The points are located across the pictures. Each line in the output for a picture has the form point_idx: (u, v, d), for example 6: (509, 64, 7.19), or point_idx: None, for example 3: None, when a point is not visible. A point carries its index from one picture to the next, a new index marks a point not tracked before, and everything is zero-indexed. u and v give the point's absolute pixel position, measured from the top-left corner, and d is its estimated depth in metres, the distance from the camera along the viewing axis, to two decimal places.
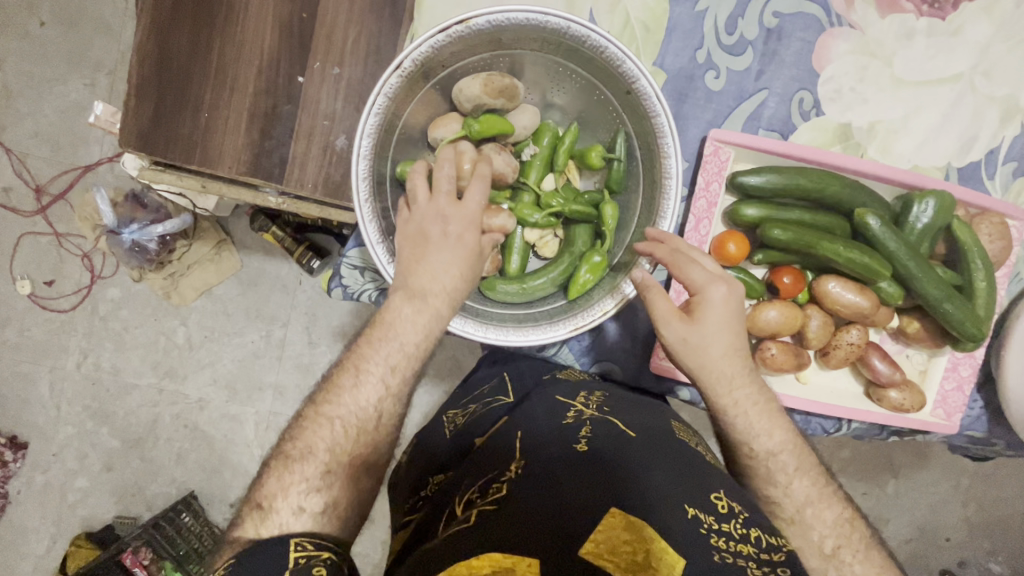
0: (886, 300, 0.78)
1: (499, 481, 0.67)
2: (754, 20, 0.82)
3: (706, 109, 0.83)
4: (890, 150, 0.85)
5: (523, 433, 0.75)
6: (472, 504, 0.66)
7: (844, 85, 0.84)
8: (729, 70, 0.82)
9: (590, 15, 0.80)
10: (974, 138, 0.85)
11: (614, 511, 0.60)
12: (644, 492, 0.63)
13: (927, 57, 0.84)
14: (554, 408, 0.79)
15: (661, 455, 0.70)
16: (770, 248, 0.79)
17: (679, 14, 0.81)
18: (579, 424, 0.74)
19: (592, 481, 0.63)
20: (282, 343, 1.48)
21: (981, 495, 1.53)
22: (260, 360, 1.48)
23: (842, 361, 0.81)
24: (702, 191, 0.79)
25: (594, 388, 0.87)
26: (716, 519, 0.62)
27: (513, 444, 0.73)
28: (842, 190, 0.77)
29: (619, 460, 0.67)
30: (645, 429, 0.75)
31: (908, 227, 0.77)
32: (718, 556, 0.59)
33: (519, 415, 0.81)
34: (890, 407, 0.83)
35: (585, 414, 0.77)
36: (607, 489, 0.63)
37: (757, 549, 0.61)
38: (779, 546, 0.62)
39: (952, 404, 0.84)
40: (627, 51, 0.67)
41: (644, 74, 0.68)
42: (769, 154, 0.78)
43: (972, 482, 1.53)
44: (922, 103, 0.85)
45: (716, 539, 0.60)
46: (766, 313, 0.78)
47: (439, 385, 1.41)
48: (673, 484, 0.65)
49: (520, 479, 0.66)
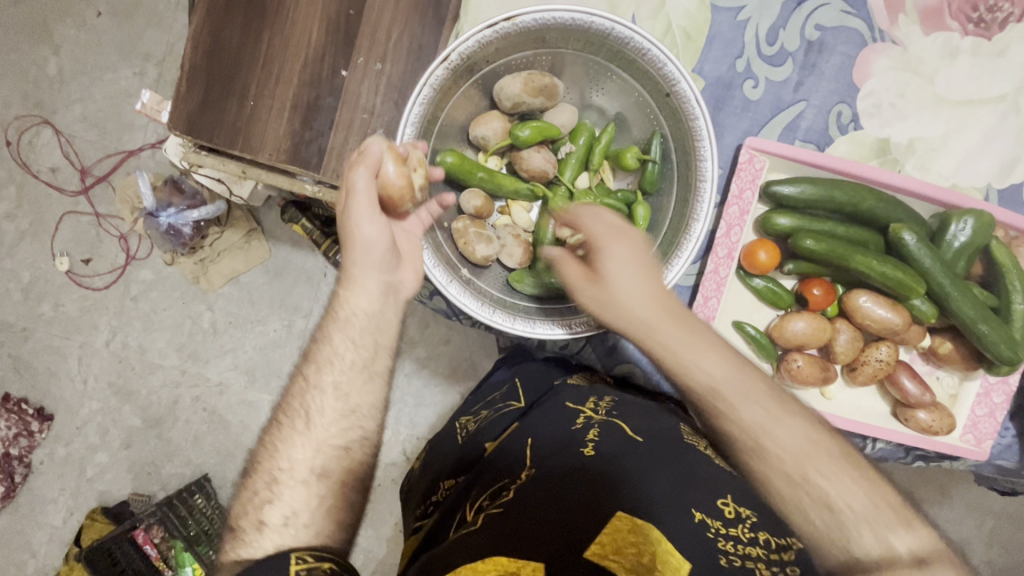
0: (919, 318, 0.78)
1: (509, 488, 0.72)
2: (796, 32, 0.82)
3: (742, 118, 0.83)
4: (928, 168, 0.84)
5: (533, 439, 0.79)
6: (484, 507, 0.70)
7: (884, 99, 0.83)
8: (767, 80, 0.83)
9: (632, 20, 0.81)
10: (1018, 160, 0.84)
11: (620, 514, 0.62)
12: (652, 490, 0.65)
13: (970, 77, 0.83)
14: (563, 414, 0.82)
15: (671, 455, 0.71)
16: (800, 260, 0.79)
17: (721, 22, 0.81)
18: (587, 428, 0.77)
19: (600, 482, 0.67)
20: (302, 333, 1.51)
21: (1006, 538, 1.48)
22: (280, 349, 1.51)
23: (870, 379, 0.81)
24: (735, 198, 0.79)
25: (607, 390, 0.87)
26: (724, 523, 0.62)
27: (523, 450, 0.78)
28: (877, 205, 0.77)
29: (626, 462, 0.69)
30: (653, 431, 0.76)
31: (944, 245, 0.77)
32: (725, 559, 0.58)
33: (530, 421, 0.84)
34: (918, 428, 0.82)
35: (594, 418, 0.79)
36: (614, 491, 0.65)
37: (765, 552, 0.59)
38: (789, 546, 0.59)
39: (981, 430, 0.83)
40: (669, 54, 0.69)
41: (684, 78, 0.69)
42: (806, 165, 0.78)
43: (998, 524, 1.48)
44: (966, 121, 0.84)
45: (725, 541, 0.60)
46: (795, 326, 0.78)
47: (454, 385, 1.42)
48: (681, 484, 0.66)
49: (528, 484, 0.70)
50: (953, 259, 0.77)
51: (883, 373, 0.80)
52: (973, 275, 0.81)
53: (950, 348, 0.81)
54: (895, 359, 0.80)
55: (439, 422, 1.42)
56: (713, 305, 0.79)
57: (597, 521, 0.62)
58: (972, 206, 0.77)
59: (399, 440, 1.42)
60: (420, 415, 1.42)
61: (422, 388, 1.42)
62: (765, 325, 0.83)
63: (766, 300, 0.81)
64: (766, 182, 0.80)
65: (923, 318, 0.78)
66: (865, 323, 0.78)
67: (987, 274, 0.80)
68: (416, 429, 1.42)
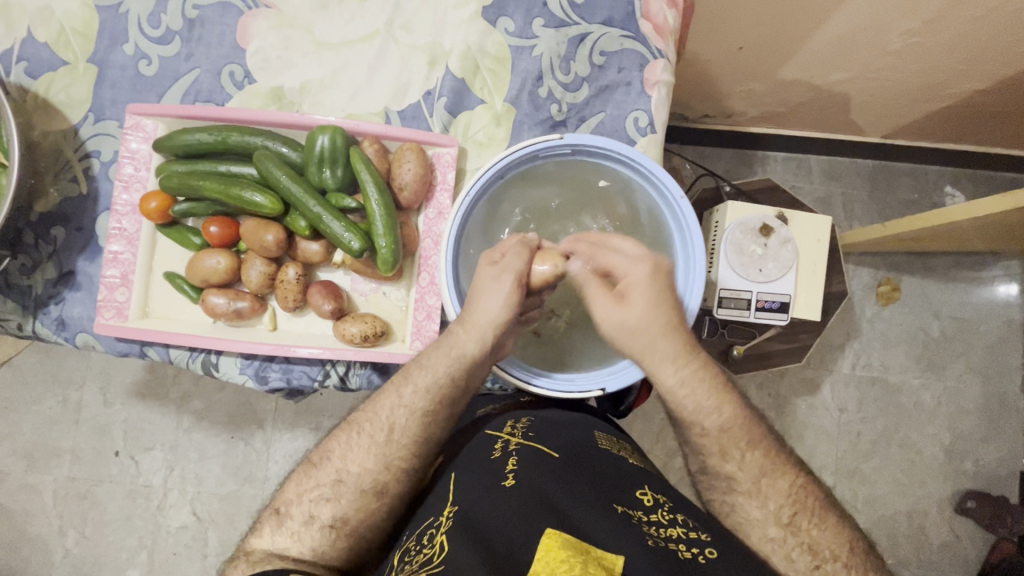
0: (296, 232, 0.64)
1: (433, 525, 0.52)
2: (176, 12, 0.69)
3: (133, 97, 0.69)
4: (328, 112, 0.70)
5: (457, 472, 0.57)
6: (406, 559, 0.50)
7: (272, 50, 0.69)
8: (155, 47, 0.69)
9: (27, 33, 0.69)
10: (412, 78, 0.70)
11: (551, 532, 0.46)
12: (577, 508, 0.49)
13: (344, 19, 0.69)
14: (476, 441, 0.61)
15: (605, 468, 0.55)
16: (196, 196, 0.65)
17: (104, 13, 0.69)
18: (504, 457, 0.56)
19: (524, 515, 0.48)
20: (29, 456, 1.15)
21: (851, 494, 1.24)
22: (4, 483, 1.14)
23: (287, 304, 0.65)
24: (127, 156, 0.67)
25: (523, 409, 0.66)
26: (644, 514, 0.50)
27: (445, 487, 0.56)
28: (243, 136, 0.65)
29: (555, 487, 0.51)
30: (576, 443, 0.58)
31: (308, 144, 0.63)
32: (652, 540, 0.46)
33: (454, 463, 0.59)
34: (400, 338, 0.67)
35: (514, 440, 0.59)
36: (543, 512, 0.48)
37: (683, 529, 0.48)
38: (703, 541, 0.47)
39: (427, 335, 0.65)
40: (23, 36, 0.69)
41: (38, 51, 0.69)
42: (179, 117, 0.66)
43: (837, 480, 1.24)
44: (361, 45, 0.69)
45: (649, 529, 0.48)
46: (212, 292, 0.65)
47: (225, 447, 1.16)
48: (600, 490, 0.52)
49: (463, 520, 0.50)
50: (345, 181, 0.65)
51: (298, 295, 0.65)
52: (423, 207, 0.68)
53: (416, 275, 0.67)
54: (313, 278, 0.65)
55: (221, 491, 1.15)
56: (116, 296, 0.65)
57: (518, 556, 0.45)
58: (332, 123, 0.64)
59: (168, 537, 1.14)
60: (157, 466, 1.15)
61: (201, 440, 1.16)
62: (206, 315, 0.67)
63: (181, 246, 0.68)
64: (164, 140, 0.67)
65: (304, 235, 0.64)
66: (265, 247, 0.64)
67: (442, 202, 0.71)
68: (178, 512, 1.14)
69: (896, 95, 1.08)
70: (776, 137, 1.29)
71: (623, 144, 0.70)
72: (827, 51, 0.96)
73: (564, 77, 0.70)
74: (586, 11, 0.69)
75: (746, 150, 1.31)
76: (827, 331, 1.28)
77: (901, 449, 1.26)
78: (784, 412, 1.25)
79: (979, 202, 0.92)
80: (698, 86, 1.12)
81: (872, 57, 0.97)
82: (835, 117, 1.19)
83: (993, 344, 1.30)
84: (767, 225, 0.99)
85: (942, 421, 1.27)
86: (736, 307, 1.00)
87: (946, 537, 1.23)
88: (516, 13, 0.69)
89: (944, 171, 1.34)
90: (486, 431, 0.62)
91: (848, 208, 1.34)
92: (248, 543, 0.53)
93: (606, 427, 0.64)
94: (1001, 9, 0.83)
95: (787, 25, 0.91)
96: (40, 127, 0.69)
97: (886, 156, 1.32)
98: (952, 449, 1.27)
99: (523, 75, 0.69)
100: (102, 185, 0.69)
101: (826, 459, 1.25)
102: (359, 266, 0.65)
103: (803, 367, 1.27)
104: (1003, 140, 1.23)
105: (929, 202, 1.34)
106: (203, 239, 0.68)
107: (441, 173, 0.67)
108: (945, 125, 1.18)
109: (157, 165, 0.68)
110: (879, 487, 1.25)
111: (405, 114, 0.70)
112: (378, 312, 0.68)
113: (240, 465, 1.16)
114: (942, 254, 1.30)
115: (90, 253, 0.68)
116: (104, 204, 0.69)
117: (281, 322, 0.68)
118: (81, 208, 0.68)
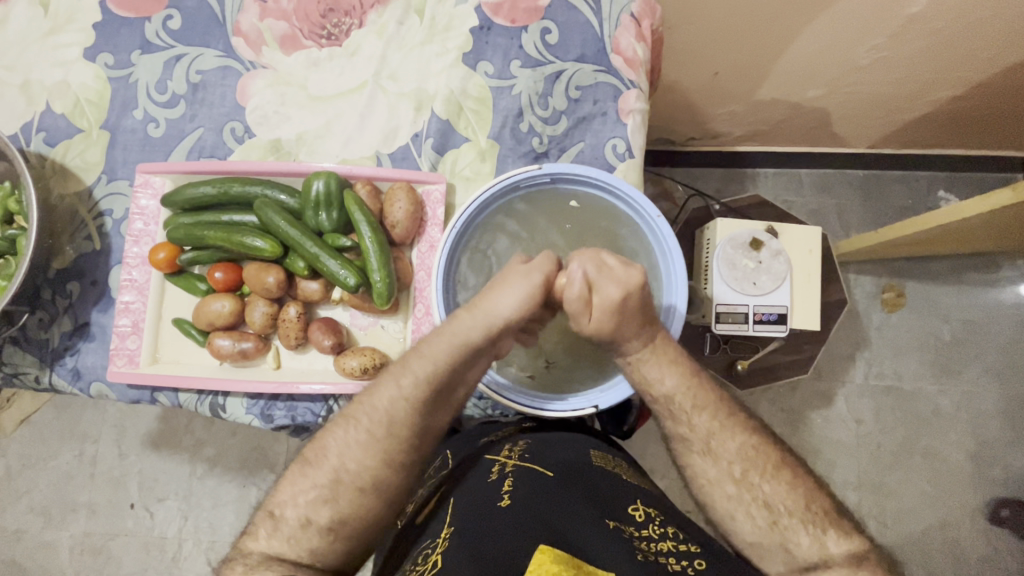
0: (296, 274, 0.67)
1: (431, 549, 0.53)
2: (181, 78, 0.75)
3: (142, 157, 0.74)
4: (323, 159, 0.74)
5: (457, 496, 0.59)
6: None
7: (269, 106, 0.74)
8: (162, 111, 0.75)
9: (45, 105, 0.75)
10: (400, 123, 0.74)
11: (545, 548, 0.48)
12: (571, 526, 0.51)
13: (334, 73, 0.75)
14: (475, 464, 0.63)
15: (598, 485, 0.57)
16: (199, 245, 0.69)
17: (116, 84, 0.75)
18: (501, 480, 0.58)
19: (520, 533, 0.50)
20: (47, 512, 1.16)
21: (877, 509, 1.21)
22: (24, 541, 1.15)
23: (289, 342, 0.68)
24: (137, 211, 0.71)
25: (522, 433, 0.67)
26: (635, 528, 0.52)
27: (444, 513, 0.58)
28: (243, 187, 0.69)
29: (550, 507, 0.53)
30: (570, 461, 0.60)
31: (304, 190, 0.67)
32: (642, 555, 0.49)
33: (454, 488, 0.60)
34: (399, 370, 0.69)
35: (510, 462, 0.61)
36: (537, 529, 0.50)
37: (672, 542, 0.51)
38: (692, 552, 0.50)
39: None
40: (40, 107, 0.75)
41: (54, 120, 0.75)
42: (183, 173, 0.70)
43: (860, 495, 1.21)
44: (352, 96, 0.74)
45: (640, 543, 0.50)
46: (218, 335, 0.68)
47: (239, 492, 1.17)
48: (592, 508, 0.54)
49: (459, 538, 0.52)
50: (340, 222, 0.68)
51: (300, 332, 0.68)
52: (415, 241, 0.71)
53: (411, 306, 0.70)
54: (313, 316, 0.68)
55: (235, 539, 1.15)
56: (127, 343, 0.68)
57: (513, 572, 0.47)
58: (326, 169, 0.68)
59: None
60: (171, 517, 1.16)
61: (214, 487, 1.17)
62: (212, 358, 0.70)
63: (188, 293, 0.72)
64: (171, 196, 0.71)
65: (303, 275, 0.68)
66: (267, 289, 0.68)
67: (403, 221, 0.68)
68: (193, 563, 1.14)
69: (873, 107, 1.12)
70: (762, 154, 1.32)
71: (603, 171, 0.73)
72: (800, 69, 1.00)
73: (543, 112, 0.74)
74: (560, 50, 0.74)
75: (735, 169, 1.35)
76: (833, 342, 1.27)
77: (923, 458, 1.24)
78: (797, 426, 1.24)
79: (987, 198, 0.91)
80: (680, 111, 1.17)
81: (842, 73, 1.01)
82: (818, 132, 1.23)
83: (1005, 344, 1.28)
84: (756, 239, 1.00)
85: (963, 426, 1.25)
86: (734, 322, 1.01)
87: (985, 551, 1.19)
88: (494, 56, 0.74)
89: (936, 175, 1.36)
90: (486, 456, 0.63)
91: (842, 219, 1.35)
92: (257, 547, 0.53)
93: (603, 445, 0.66)
94: (959, 19, 0.86)
95: (757, 49, 0.95)
96: (57, 191, 0.74)
97: (875, 165, 1.34)
98: (977, 456, 1.24)
99: (504, 113, 0.74)
100: (114, 241, 0.73)
101: (847, 474, 1.23)
102: (356, 302, 0.68)
103: (813, 379, 1.26)
104: (989, 141, 1.25)
105: (924, 207, 1.36)
106: (208, 285, 0.71)
107: (431, 210, 0.70)
108: (928, 131, 1.21)
109: (165, 218, 0.72)
110: (905, 499, 1.21)
111: (395, 156, 0.74)
112: (377, 345, 0.70)
113: (254, 511, 1.16)
114: (943, 257, 1.30)
115: (103, 304, 0.72)
116: (116, 258, 0.73)
117: (285, 360, 0.71)
118: (95, 263, 0.72)
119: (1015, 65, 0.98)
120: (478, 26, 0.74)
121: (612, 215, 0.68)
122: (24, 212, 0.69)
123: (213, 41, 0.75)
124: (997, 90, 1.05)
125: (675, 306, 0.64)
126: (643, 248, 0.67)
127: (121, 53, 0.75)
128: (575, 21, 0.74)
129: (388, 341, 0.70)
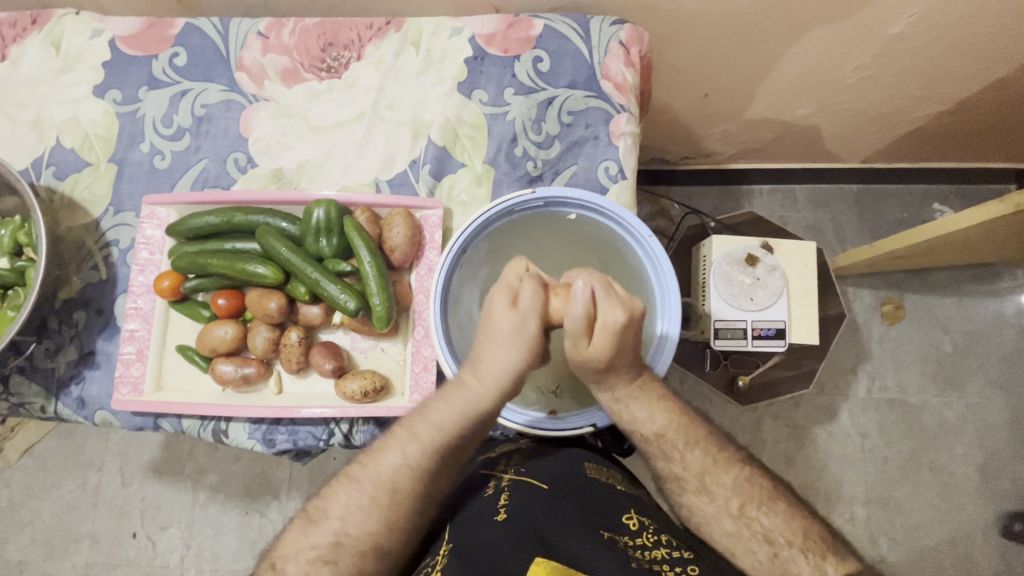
0: (297, 298, 0.69)
1: (431, 566, 0.53)
2: (186, 112, 0.77)
3: (147, 189, 0.76)
4: (323, 188, 0.76)
5: (454, 514, 0.59)
6: None
7: (271, 137, 0.77)
8: (167, 143, 0.77)
9: (55, 141, 0.77)
10: (398, 150, 0.76)
11: (540, 561, 0.48)
12: (567, 538, 0.52)
13: (335, 104, 0.77)
14: (473, 480, 0.63)
15: (593, 496, 0.58)
16: (203, 273, 0.71)
17: (123, 119, 0.77)
18: (498, 494, 0.59)
19: (516, 547, 0.51)
20: (48, 543, 1.16)
21: (886, 525, 1.19)
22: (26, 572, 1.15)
23: (290, 366, 0.69)
24: (143, 241, 0.73)
25: (519, 445, 0.67)
26: (629, 538, 0.53)
27: (442, 531, 0.58)
28: (246, 216, 0.71)
29: (545, 519, 0.54)
30: (566, 472, 0.61)
31: (305, 218, 0.69)
32: (636, 563, 0.49)
33: (451, 506, 0.60)
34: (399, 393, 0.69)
35: (507, 477, 0.61)
36: (533, 542, 0.51)
37: (666, 550, 0.52)
38: (685, 559, 0.51)
39: (425, 386, 0.68)
40: (50, 143, 0.77)
41: (62, 156, 0.77)
42: (189, 202, 0.72)
43: (869, 511, 1.20)
44: (351, 126, 0.77)
45: (634, 552, 0.51)
46: (220, 361, 0.69)
47: (241, 520, 1.16)
48: (587, 518, 0.55)
49: (457, 555, 0.52)
50: (340, 248, 0.70)
51: (300, 356, 0.69)
52: (413, 265, 0.73)
53: (411, 328, 0.71)
54: (313, 339, 0.69)
55: (237, 567, 1.14)
56: (133, 370, 0.69)
57: None
58: (326, 197, 0.70)
59: None
60: (173, 545, 1.15)
61: (216, 515, 1.16)
62: (215, 384, 0.71)
63: (191, 320, 0.73)
64: (175, 226, 0.73)
65: (304, 300, 0.69)
66: (269, 315, 0.69)
67: (399, 244, 0.69)
68: None
69: (862, 123, 1.14)
70: (757, 171, 1.34)
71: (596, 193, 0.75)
72: (787, 89, 1.02)
73: (537, 137, 0.76)
74: (552, 78, 0.76)
75: (731, 186, 1.37)
76: (836, 354, 1.27)
77: (933, 473, 1.22)
78: (802, 442, 1.23)
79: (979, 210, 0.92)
80: (673, 131, 1.19)
81: (830, 92, 1.03)
82: (811, 148, 1.25)
83: (1009, 355, 1.28)
84: (751, 255, 1.01)
85: (971, 440, 1.24)
86: (732, 338, 1.01)
87: (999, 567, 1.17)
88: (488, 85, 0.77)
89: (930, 188, 1.37)
90: (484, 471, 0.64)
91: (841, 232, 1.36)
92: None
93: (602, 459, 0.66)
94: (939, 38, 0.89)
95: (745, 71, 0.98)
96: (65, 224, 0.76)
97: (869, 179, 1.36)
98: (987, 469, 1.22)
99: (499, 139, 0.76)
100: (120, 270, 0.75)
101: (855, 491, 1.21)
102: (356, 326, 0.69)
103: (817, 394, 1.26)
104: (982, 155, 1.27)
105: (919, 219, 1.37)
106: (212, 312, 0.73)
107: (428, 234, 0.72)
108: (918, 145, 1.23)
109: (168, 247, 0.73)
110: (915, 516, 1.20)
111: (393, 182, 0.76)
112: (378, 368, 0.71)
113: (257, 539, 1.15)
114: (941, 269, 1.31)
115: (108, 333, 0.73)
116: (122, 287, 0.74)
117: (286, 385, 0.71)
118: (101, 292, 0.74)
119: (999, 80, 0.99)
120: (472, 56, 0.77)
121: (607, 237, 0.69)
122: (33, 244, 0.71)
123: (217, 76, 0.78)
124: (984, 106, 1.07)
125: (668, 336, 0.65)
126: (637, 270, 0.68)
127: (129, 89, 0.78)
128: (566, 49, 0.76)
129: (387, 363, 0.71)
